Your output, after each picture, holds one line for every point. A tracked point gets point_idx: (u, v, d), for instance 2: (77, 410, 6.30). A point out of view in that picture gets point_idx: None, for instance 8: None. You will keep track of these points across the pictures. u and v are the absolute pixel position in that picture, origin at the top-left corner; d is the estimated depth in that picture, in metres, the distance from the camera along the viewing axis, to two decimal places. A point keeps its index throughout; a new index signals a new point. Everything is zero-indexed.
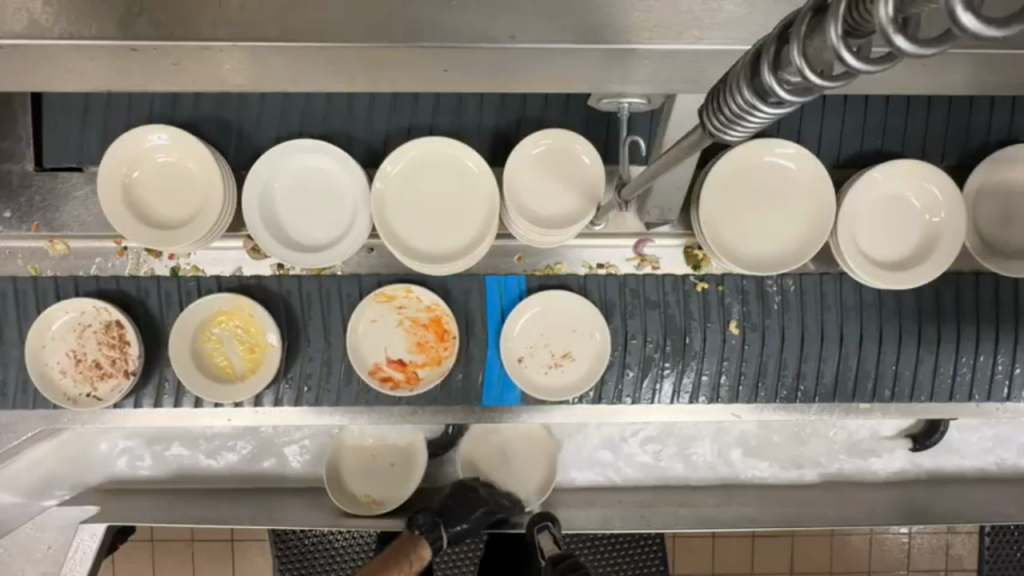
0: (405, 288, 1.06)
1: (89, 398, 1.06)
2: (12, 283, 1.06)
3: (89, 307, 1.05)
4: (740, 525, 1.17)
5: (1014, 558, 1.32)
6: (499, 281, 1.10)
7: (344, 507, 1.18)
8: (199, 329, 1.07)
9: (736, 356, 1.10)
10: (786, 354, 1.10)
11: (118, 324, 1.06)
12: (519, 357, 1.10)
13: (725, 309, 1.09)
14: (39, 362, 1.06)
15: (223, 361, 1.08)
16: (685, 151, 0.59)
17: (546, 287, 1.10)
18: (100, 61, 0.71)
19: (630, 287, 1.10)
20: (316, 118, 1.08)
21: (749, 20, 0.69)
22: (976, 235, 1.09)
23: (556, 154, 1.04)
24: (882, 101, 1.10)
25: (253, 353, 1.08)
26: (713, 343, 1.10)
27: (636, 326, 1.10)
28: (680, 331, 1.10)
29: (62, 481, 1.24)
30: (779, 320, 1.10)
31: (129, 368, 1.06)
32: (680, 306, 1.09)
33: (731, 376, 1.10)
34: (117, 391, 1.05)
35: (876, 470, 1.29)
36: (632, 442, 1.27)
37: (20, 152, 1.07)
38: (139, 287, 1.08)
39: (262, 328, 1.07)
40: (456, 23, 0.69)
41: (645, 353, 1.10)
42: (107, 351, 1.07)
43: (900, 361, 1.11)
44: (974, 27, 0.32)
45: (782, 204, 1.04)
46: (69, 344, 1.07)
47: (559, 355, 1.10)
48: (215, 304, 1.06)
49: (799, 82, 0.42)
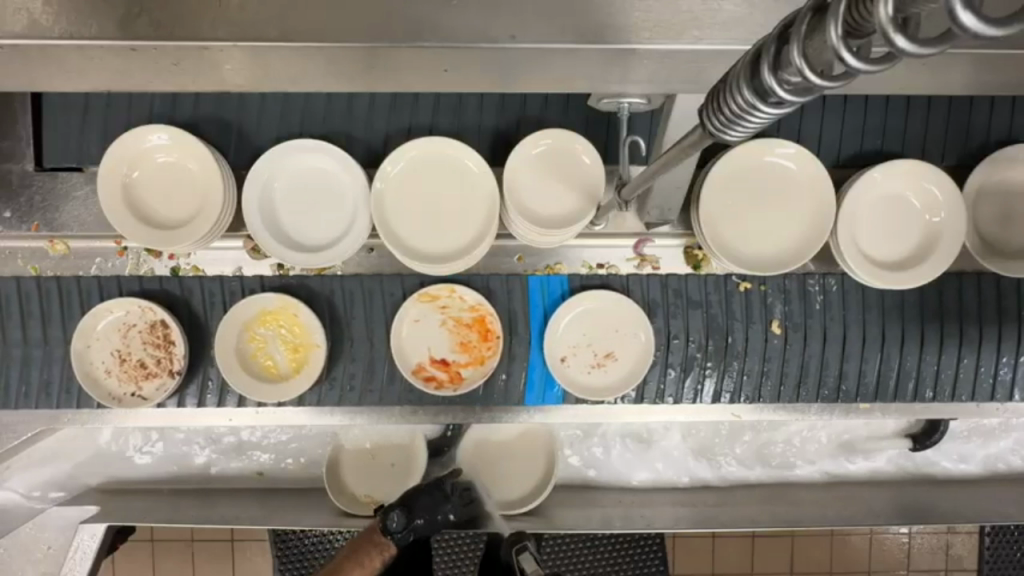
0: (448, 288, 1.06)
1: (134, 398, 1.06)
2: (35, 283, 1.06)
3: (134, 307, 1.05)
4: (740, 525, 1.17)
5: (1014, 558, 1.32)
6: (542, 281, 1.10)
7: (344, 507, 1.18)
8: (243, 329, 1.07)
9: (779, 356, 1.10)
10: (828, 353, 1.10)
11: (163, 324, 1.06)
12: (562, 357, 1.10)
13: (768, 308, 1.10)
14: (84, 361, 1.06)
15: (267, 361, 1.08)
16: (685, 151, 0.59)
17: (588, 287, 1.10)
18: (100, 61, 0.71)
19: (673, 287, 1.10)
20: (316, 119, 1.08)
21: (749, 20, 0.69)
22: (976, 235, 1.09)
23: (556, 154, 1.04)
24: (882, 101, 1.10)
25: (297, 353, 1.08)
26: (756, 343, 1.10)
27: (679, 326, 1.10)
28: (722, 330, 1.10)
29: (68, 480, 1.24)
30: (822, 319, 1.10)
31: (173, 368, 1.06)
32: (722, 306, 1.10)
33: (773, 376, 1.10)
34: (162, 391, 1.06)
35: (877, 470, 1.29)
36: (633, 442, 1.27)
37: (20, 152, 1.07)
38: (182, 287, 1.08)
39: (307, 328, 1.07)
40: (456, 24, 0.69)
41: (687, 354, 1.10)
42: (152, 351, 1.07)
43: (941, 362, 1.11)
44: (974, 27, 0.32)
45: (782, 204, 1.04)
46: (114, 344, 1.07)
47: (602, 355, 1.10)
48: (259, 304, 1.06)
49: (799, 82, 0.42)
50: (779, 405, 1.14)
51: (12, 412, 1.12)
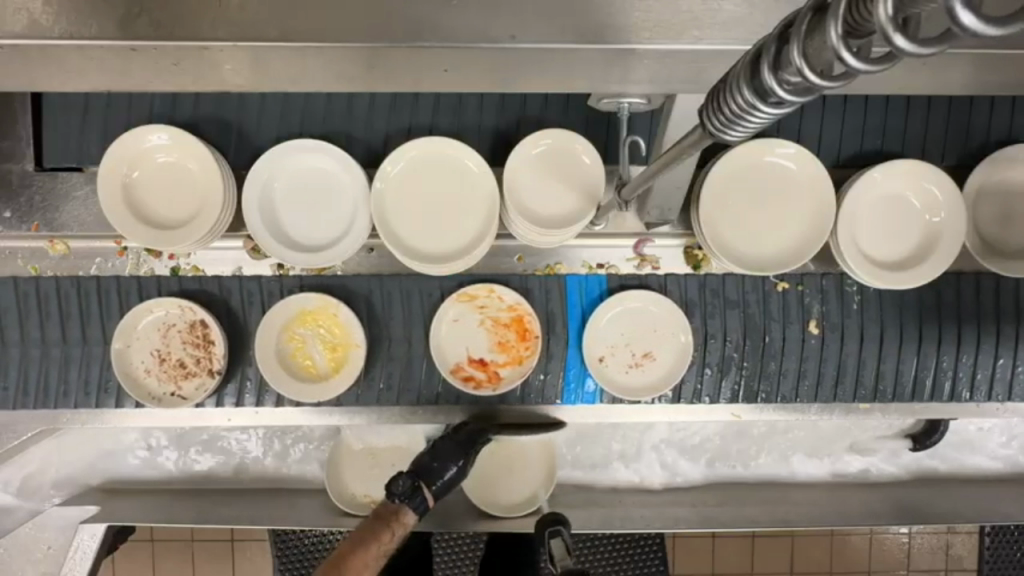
0: (487, 288, 1.07)
1: (174, 398, 1.07)
2: (57, 284, 1.07)
3: (175, 307, 1.06)
4: (739, 525, 1.17)
5: (1015, 558, 1.32)
6: (580, 281, 1.11)
7: (343, 507, 1.19)
8: (282, 329, 1.08)
9: (816, 356, 1.11)
10: (865, 354, 1.11)
11: (203, 323, 1.07)
12: (600, 357, 1.11)
13: (805, 308, 1.11)
14: (125, 361, 1.07)
15: (306, 361, 1.09)
16: (685, 151, 0.59)
17: (626, 287, 1.11)
18: (100, 61, 0.71)
19: (710, 287, 1.11)
20: (315, 118, 1.08)
21: (749, 20, 0.69)
22: (976, 235, 1.09)
23: (556, 154, 1.04)
24: (882, 101, 1.10)
25: (336, 353, 1.09)
26: (793, 343, 1.11)
27: (717, 326, 1.11)
28: (760, 329, 1.11)
29: (74, 480, 1.24)
30: (859, 319, 1.11)
31: (213, 368, 1.07)
32: (761, 306, 1.11)
33: (810, 376, 1.12)
34: (202, 390, 1.07)
35: (878, 471, 1.29)
36: (634, 442, 1.27)
37: (20, 152, 1.07)
38: (221, 287, 1.09)
39: (346, 328, 1.08)
40: (456, 24, 0.69)
41: (725, 354, 1.11)
42: (192, 351, 1.09)
43: (978, 362, 1.12)
44: (974, 27, 0.32)
45: (782, 204, 1.04)
46: (153, 344, 1.08)
47: (640, 355, 1.11)
48: (299, 304, 1.07)
49: (799, 82, 0.42)
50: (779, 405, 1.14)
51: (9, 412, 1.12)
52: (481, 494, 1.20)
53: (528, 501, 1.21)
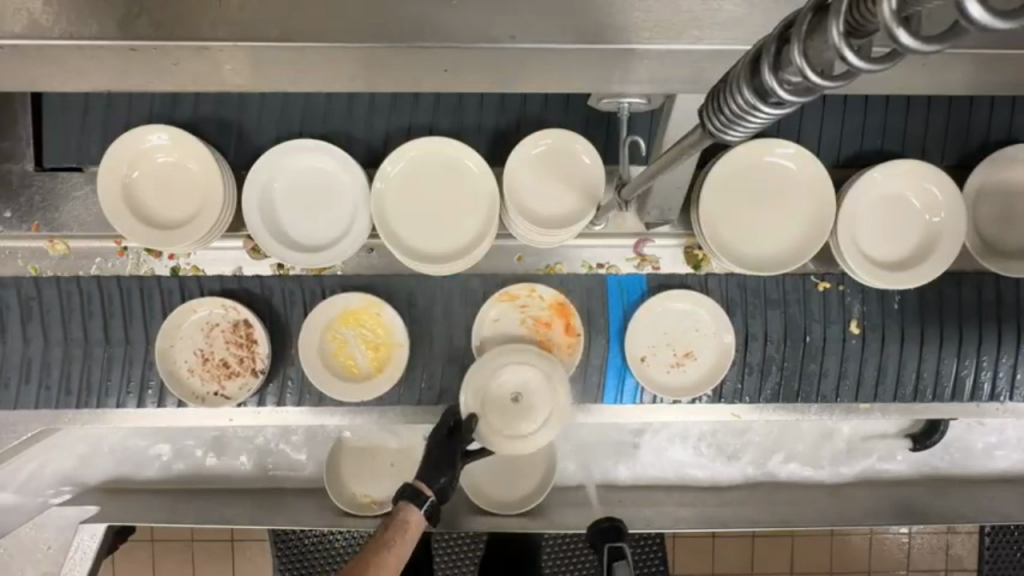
0: (528, 288, 1.08)
1: (218, 397, 1.08)
2: (97, 284, 1.08)
3: (218, 307, 1.07)
4: (739, 525, 1.18)
5: (1015, 558, 1.32)
6: (620, 282, 1.12)
7: (344, 507, 1.19)
8: (325, 329, 1.08)
9: (857, 356, 1.12)
10: (906, 355, 1.12)
11: (246, 323, 1.07)
12: (642, 356, 1.11)
13: (846, 309, 1.11)
14: (168, 360, 1.07)
15: (348, 361, 1.08)
16: (685, 151, 0.59)
17: (667, 287, 1.11)
18: (99, 61, 0.71)
19: (751, 287, 1.11)
20: (315, 118, 1.08)
21: (749, 20, 0.69)
22: (976, 235, 1.09)
23: (555, 154, 1.04)
24: (882, 100, 1.10)
25: (377, 352, 1.09)
26: (834, 344, 1.11)
27: (758, 327, 1.11)
28: (801, 329, 1.11)
29: (76, 480, 1.24)
30: (899, 320, 1.12)
31: (256, 367, 1.08)
32: (801, 306, 1.11)
33: (851, 377, 1.12)
34: (246, 389, 1.08)
35: (880, 471, 1.29)
36: (636, 441, 1.27)
37: (20, 152, 1.07)
38: (262, 287, 1.10)
39: (390, 328, 1.08)
40: (455, 24, 0.69)
41: (766, 354, 1.12)
42: (235, 351, 1.09)
43: (1017, 363, 1.12)
44: (983, 20, 0.32)
45: (782, 204, 1.04)
46: (197, 344, 1.08)
47: (681, 355, 1.11)
48: (342, 304, 1.07)
49: (799, 82, 0.42)
50: (778, 405, 1.14)
51: (9, 412, 1.12)
52: (484, 496, 1.20)
53: (531, 498, 1.20)
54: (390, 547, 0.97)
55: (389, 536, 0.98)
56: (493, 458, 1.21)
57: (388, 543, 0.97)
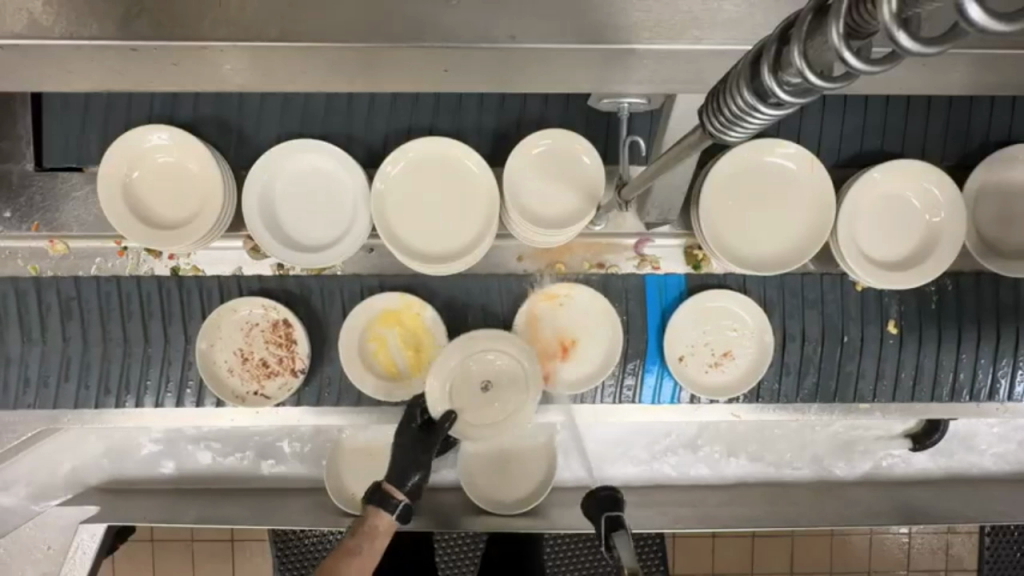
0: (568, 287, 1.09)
1: (258, 397, 1.08)
2: (137, 284, 1.08)
3: (258, 306, 1.07)
4: (739, 525, 1.17)
5: (1015, 559, 1.32)
6: (660, 281, 1.12)
7: (343, 508, 1.18)
8: (365, 330, 1.08)
9: (894, 356, 1.12)
10: (944, 354, 1.12)
11: (286, 323, 1.07)
12: (680, 356, 1.11)
13: (884, 308, 1.11)
14: (209, 361, 1.07)
15: (387, 361, 1.10)
16: (686, 151, 0.59)
17: (706, 288, 1.12)
18: (99, 60, 0.70)
19: (790, 287, 1.12)
20: (314, 118, 1.08)
21: (749, 20, 0.69)
22: (977, 235, 1.09)
23: (555, 154, 1.04)
24: (882, 100, 1.10)
25: (416, 352, 1.10)
26: (872, 343, 1.11)
27: (796, 327, 1.12)
28: (839, 329, 1.11)
29: (78, 480, 1.24)
30: (937, 320, 1.12)
31: (296, 367, 1.08)
32: (840, 306, 1.11)
33: (888, 377, 1.12)
34: (286, 389, 1.08)
35: (880, 470, 1.29)
36: (637, 441, 1.27)
37: (20, 152, 1.07)
38: (278, 288, 1.09)
39: (428, 329, 1.09)
40: (455, 23, 0.69)
41: (804, 354, 1.12)
42: (275, 350, 1.09)
43: None
44: (983, 21, 0.32)
45: (782, 205, 1.04)
46: (236, 343, 1.09)
47: (720, 355, 1.11)
48: (382, 304, 1.08)
49: (799, 83, 0.42)
50: (779, 404, 1.14)
51: (9, 412, 1.12)
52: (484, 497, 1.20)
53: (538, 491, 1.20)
54: (357, 554, 0.88)
55: (357, 541, 0.89)
56: (491, 455, 1.21)
57: (355, 550, 0.88)
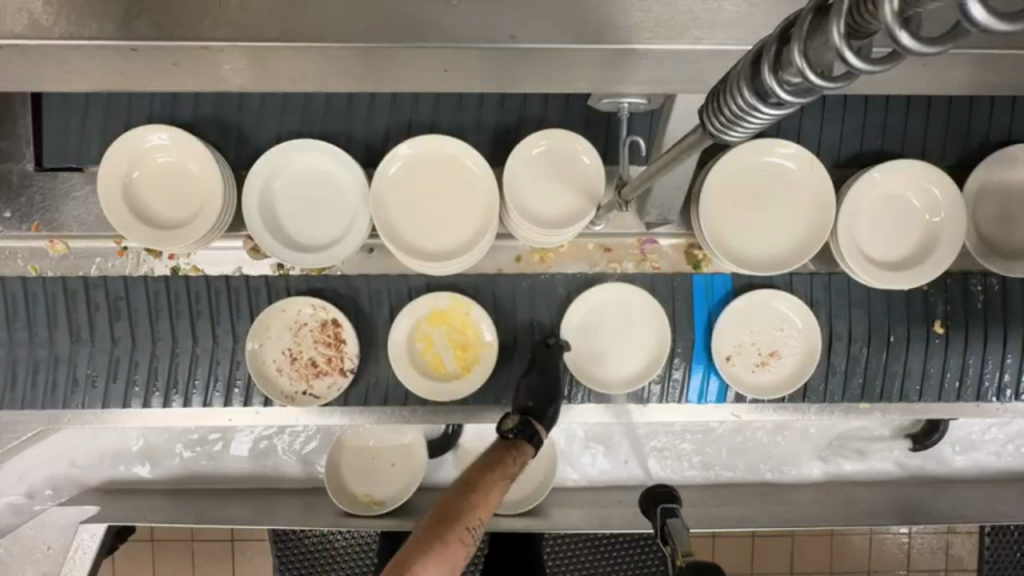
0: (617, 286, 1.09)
1: (307, 396, 1.09)
2: (185, 283, 1.08)
3: (308, 307, 1.07)
4: (739, 525, 1.17)
5: (1015, 559, 1.32)
6: (706, 281, 1.12)
7: (344, 507, 1.18)
8: (414, 329, 1.08)
9: (940, 355, 1.12)
10: (989, 353, 1.12)
11: (335, 323, 1.08)
12: (727, 356, 1.12)
13: (931, 308, 1.11)
14: (257, 359, 1.09)
15: (436, 360, 1.09)
16: (686, 151, 0.59)
17: (751, 286, 1.12)
18: (99, 60, 0.70)
19: (837, 288, 1.11)
20: (314, 118, 1.08)
21: (749, 20, 0.69)
22: (977, 235, 1.09)
23: (555, 155, 1.04)
24: (882, 100, 1.10)
25: (464, 353, 1.10)
26: (919, 343, 1.11)
27: (843, 327, 1.11)
28: (885, 329, 1.11)
29: (80, 480, 1.24)
30: (983, 319, 1.11)
31: (345, 367, 1.09)
32: (886, 305, 1.11)
33: (934, 376, 1.13)
34: (334, 389, 1.09)
35: (881, 470, 1.29)
36: (638, 441, 1.27)
37: (20, 152, 1.07)
38: (279, 287, 1.09)
39: (477, 329, 1.09)
40: (455, 22, 0.69)
41: (851, 353, 1.12)
42: (323, 350, 1.09)
43: None
44: (986, 21, 0.32)
45: (782, 205, 1.04)
46: (285, 343, 1.09)
47: (766, 355, 1.12)
48: (432, 303, 1.08)
49: (799, 82, 0.42)
50: (779, 405, 1.13)
51: (9, 412, 1.12)
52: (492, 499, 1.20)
53: (539, 491, 1.21)
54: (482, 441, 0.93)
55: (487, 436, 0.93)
56: None
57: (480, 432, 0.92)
